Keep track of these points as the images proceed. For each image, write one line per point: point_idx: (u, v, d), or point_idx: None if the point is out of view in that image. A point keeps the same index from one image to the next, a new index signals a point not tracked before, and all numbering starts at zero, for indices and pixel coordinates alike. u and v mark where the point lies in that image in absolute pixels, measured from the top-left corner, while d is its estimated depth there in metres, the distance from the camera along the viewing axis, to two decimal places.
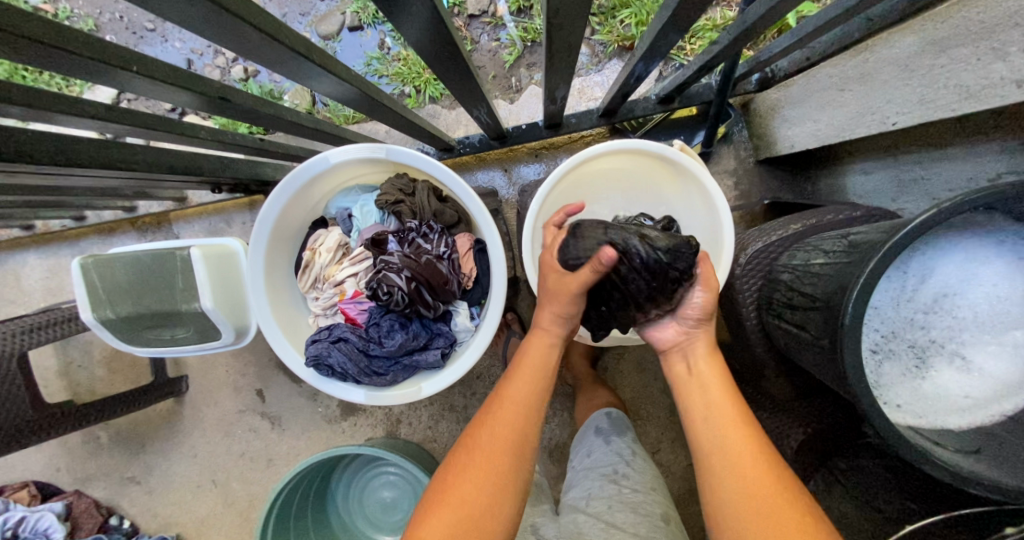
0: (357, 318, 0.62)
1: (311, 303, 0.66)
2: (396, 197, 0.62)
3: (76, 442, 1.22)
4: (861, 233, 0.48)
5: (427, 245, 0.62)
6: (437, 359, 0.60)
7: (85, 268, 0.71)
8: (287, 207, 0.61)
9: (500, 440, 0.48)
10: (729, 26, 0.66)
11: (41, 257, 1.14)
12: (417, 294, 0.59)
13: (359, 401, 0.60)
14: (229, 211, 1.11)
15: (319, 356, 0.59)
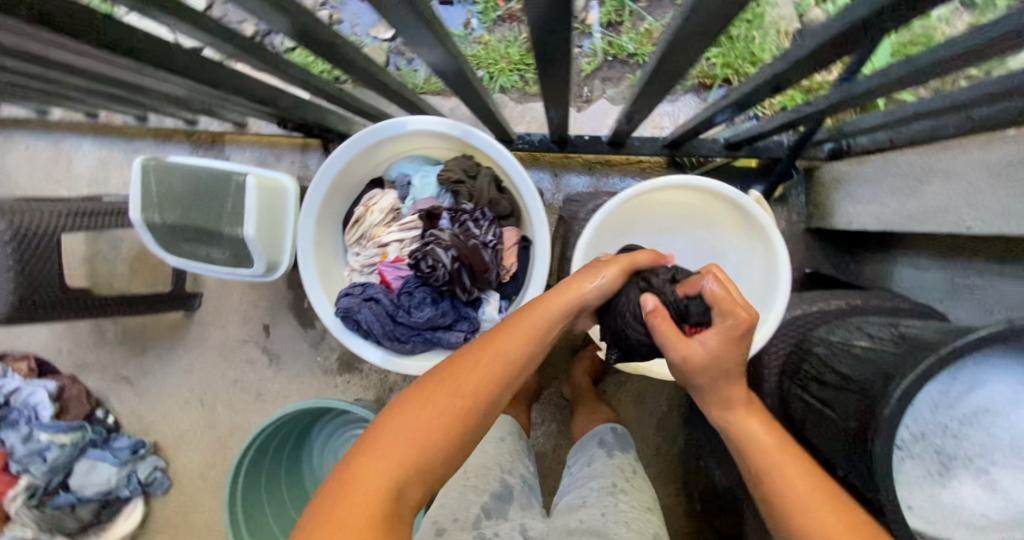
0: (392, 282, 0.63)
1: (350, 257, 0.67)
2: (457, 177, 0.63)
3: (82, 329, 1.25)
4: (914, 328, 0.48)
5: (478, 230, 0.62)
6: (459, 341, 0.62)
7: (145, 170, 0.73)
8: (352, 161, 0.63)
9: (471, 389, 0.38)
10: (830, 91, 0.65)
11: (96, 145, 1.17)
12: (457, 275, 0.59)
13: (374, 361, 0.61)
14: (281, 147, 1.14)
15: (350, 309, 0.60)
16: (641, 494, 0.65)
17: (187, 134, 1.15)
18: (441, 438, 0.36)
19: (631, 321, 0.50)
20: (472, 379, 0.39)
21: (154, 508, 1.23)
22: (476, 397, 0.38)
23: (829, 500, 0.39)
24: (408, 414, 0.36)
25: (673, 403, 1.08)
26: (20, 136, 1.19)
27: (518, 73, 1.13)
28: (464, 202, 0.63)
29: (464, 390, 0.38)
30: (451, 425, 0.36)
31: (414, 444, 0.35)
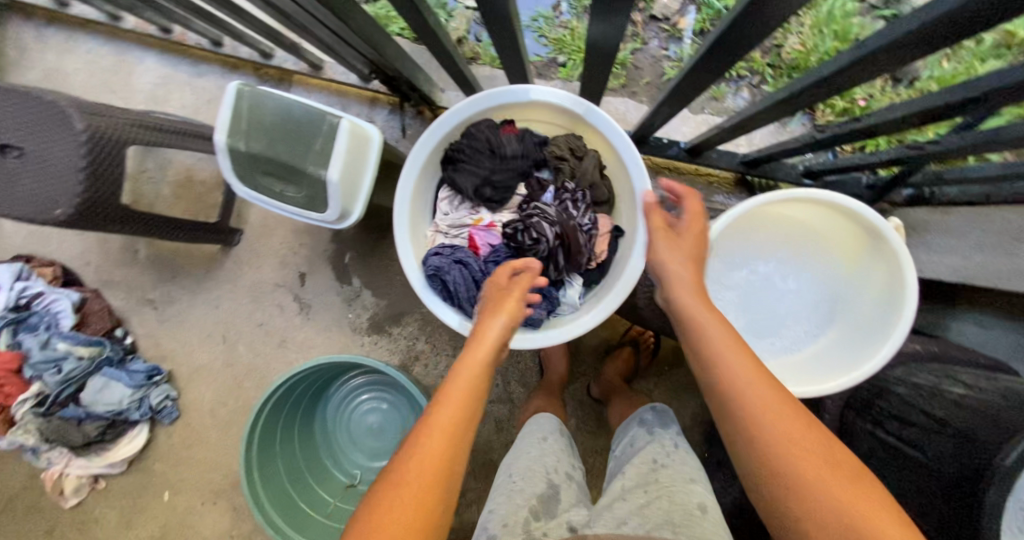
0: (481, 248, 0.62)
1: (438, 217, 0.66)
2: (563, 154, 0.63)
3: (114, 246, 1.22)
4: (1021, 385, 0.49)
5: (579, 213, 0.61)
6: (540, 318, 0.62)
7: (239, 94, 0.71)
8: (465, 121, 0.61)
9: (439, 445, 0.39)
10: (953, 137, 0.65)
11: (160, 63, 1.14)
12: (554, 251, 0.58)
13: (450, 325, 0.60)
14: (350, 97, 1.12)
15: (440, 269, 0.59)
16: (686, 466, 0.61)
17: (256, 68, 1.12)
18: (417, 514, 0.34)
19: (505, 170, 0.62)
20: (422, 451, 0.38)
21: (158, 437, 1.21)
22: (436, 464, 0.37)
23: (859, 486, 0.34)
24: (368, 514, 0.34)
25: (697, 419, 1.09)
26: (83, 39, 1.15)
27: None
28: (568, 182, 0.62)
29: (421, 461, 0.37)
30: (413, 507, 0.34)
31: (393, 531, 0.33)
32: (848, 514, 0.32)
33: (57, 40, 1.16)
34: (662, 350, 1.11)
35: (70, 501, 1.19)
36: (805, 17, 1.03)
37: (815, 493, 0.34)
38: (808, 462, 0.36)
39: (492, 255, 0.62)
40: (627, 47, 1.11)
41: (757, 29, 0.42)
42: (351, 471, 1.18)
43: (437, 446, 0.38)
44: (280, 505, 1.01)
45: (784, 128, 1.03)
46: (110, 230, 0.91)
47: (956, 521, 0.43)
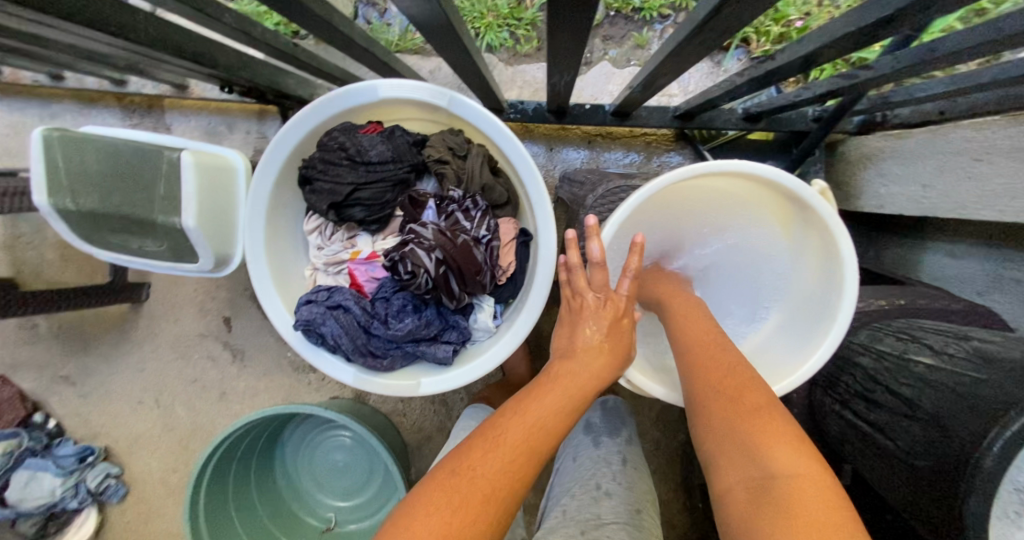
0: (365, 286, 0.52)
1: (312, 252, 0.55)
2: (441, 155, 0.51)
3: (11, 325, 1.09)
4: (992, 346, 0.42)
5: (470, 224, 0.50)
6: (447, 356, 0.51)
7: (47, 143, 0.58)
8: (308, 139, 0.49)
9: (520, 430, 0.36)
10: (894, 55, 0.55)
11: (5, 110, 0.98)
12: (444, 280, 0.47)
13: (345, 381, 0.51)
14: (233, 114, 0.98)
15: (312, 322, 0.48)
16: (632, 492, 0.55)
17: (118, 98, 0.97)
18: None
19: (379, 182, 0.49)
20: (478, 477, 0.33)
21: (110, 517, 1.12)
22: (487, 495, 0.32)
23: (816, 470, 0.30)
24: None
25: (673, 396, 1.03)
26: None
27: (508, 29, 0.99)
28: (451, 189, 0.50)
29: (471, 489, 0.32)
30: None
31: (444, 510, 0.31)
32: (752, 441, 0.33)
33: None
34: None
35: None
36: None
37: (731, 433, 0.35)
38: (731, 405, 0.37)
39: (378, 292, 0.51)
40: (534, 3, 0.97)
41: None
42: (325, 513, 1.10)
43: (518, 431, 0.36)
44: None
45: (719, 68, 0.93)
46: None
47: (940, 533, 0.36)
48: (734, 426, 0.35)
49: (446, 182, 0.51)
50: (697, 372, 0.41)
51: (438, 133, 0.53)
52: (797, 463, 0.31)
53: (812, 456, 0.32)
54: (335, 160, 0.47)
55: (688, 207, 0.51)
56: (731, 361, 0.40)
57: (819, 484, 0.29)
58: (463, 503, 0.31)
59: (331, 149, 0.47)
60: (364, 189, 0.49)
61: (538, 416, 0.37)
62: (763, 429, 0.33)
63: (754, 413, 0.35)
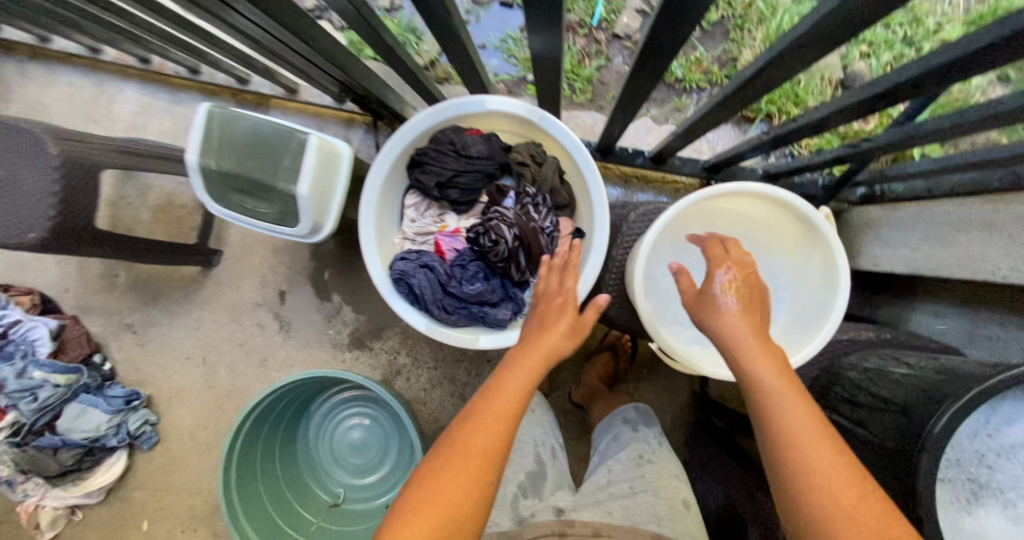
0: (447, 253, 0.65)
1: (405, 224, 0.69)
2: (524, 160, 0.65)
3: (94, 272, 1.22)
4: (954, 362, 0.51)
5: (539, 214, 0.63)
6: (505, 319, 0.63)
7: (209, 116, 0.73)
8: (424, 134, 0.64)
9: (509, 402, 0.42)
10: (891, 131, 0.69)
11: (140, 91, 1.17)
12: (515, 251, 0.60)
13: (418, 328, 0.62)
14: (326, 119, 1.15)
15: (405, 273, 0.62)
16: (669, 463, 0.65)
17: (234, 94, 1.16)
18: (455, 521, 0.36)
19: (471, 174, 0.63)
20: (478, 444, 0.39)
21: (137, 464, 1.19)
22: (484, 461, 0.38)
23: None
24: (408, 505, 0.37)
25: (678, 420, 1.10)
26: (63, 71, 1.18)
27: (566, 81, 1.17)
28: (527, 186, 0.64)
29: (469, 457, 0.38)
30: (453, 505, 0.36)
31: (452, 476, 0.37)
32: None
33: (39, 73, 1.18)
34: (640, 353, 1.12)
35: (45, 535, 1.16)
36: (757, 31, 1.09)
37: None
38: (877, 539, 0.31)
39: (458, 257, 0.64)
40: (592, 63, 1.16)
41: (683, 34, 0.46)
42: (334, 489, 1.17)
43: (509, 403, 0.42)
44: (262, 525, 0.99)
45: (744, 134, 1.08)
46: (86, 254, 0.89)
47: (900, 498, 0.45)
48: None
49: (524, 180, 0.64)
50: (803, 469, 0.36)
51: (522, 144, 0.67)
52: None
53: None
54: (445, 151, 0.62)
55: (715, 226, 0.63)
56: (850, 470, 0.35)
57: None
58: (469, 476, 0.38)
59: (443, 143, 0.62)
60: (459, 177, 0.63)
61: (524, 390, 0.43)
62: None
63: None
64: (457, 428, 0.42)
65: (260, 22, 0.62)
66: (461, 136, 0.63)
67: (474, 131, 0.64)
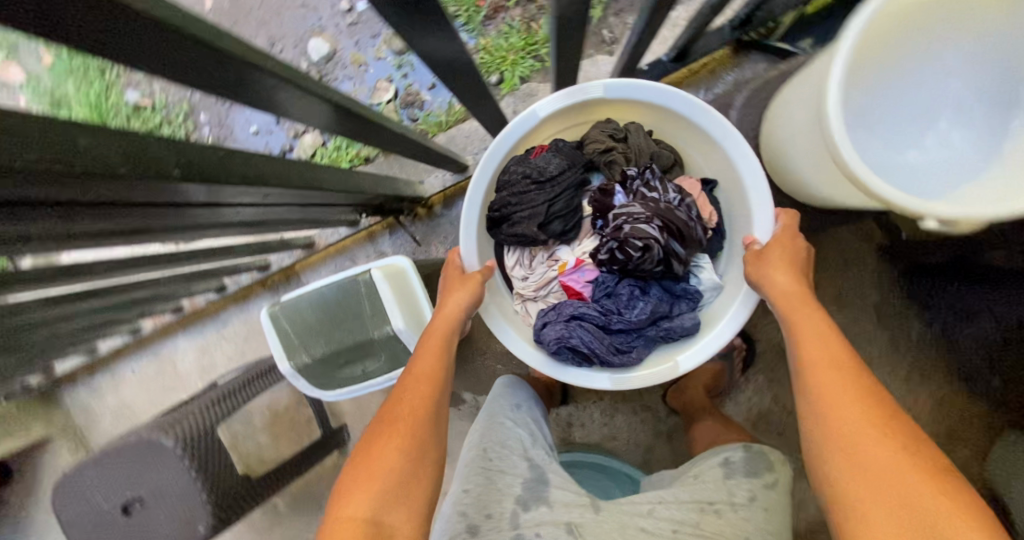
0: (583, 291, 0.73)
1: (518, 285, 0.76)
2: (608, 144, 0.72)
3: (257, 514, 1.20)
4: None
5: (656, 190, 0.70)
6: (690, 324, 0.70)
7: (274, 318, 0.67)
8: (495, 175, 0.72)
9: (424, 364, 0.54)
10: None
11: (191, 338, 1.16)
12: (664, 237, 0.66)
13: (606, 385, 0.69)
14: (351, 248, 1.08)
15: (563, 337, 0.69)
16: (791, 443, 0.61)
17: (263, 284, 1.11)
18: (408, 456, 0.47)
19: (558, 193, 0.70)
20: (410, 402, 0.50)
21: None
22: (416, 410, 0.50)
23: (900, 460, 0.41)
24: (359, 470, 0.46)
25: (883, 287, 0.92)
26: (124, 366, 1.18)
27: (531, 56, 1.05)
28: (627, 168, 0.72)
29: (403, 412, 0.50)
30: (405, 450, 0.47)
31: (395, 431, 0.48)
32: (857, 450, 0.43)
33: (107, 381, 1.19)
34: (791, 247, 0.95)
35: None
36: None
37: (858, 439, 0.43)
38: (849, 426, 0.45)
39: (600, 287, 0.72)
40: (544, 22, 1.04)
41: None
42: None
43: (428, 363, 0.54)
44: None
45: None
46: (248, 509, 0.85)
47: None
48: (844, 429, 0.45)
49: (619, 164, 0.72)
50: (825, 403, 0.47)
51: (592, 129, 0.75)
52: (894, 459, 0.41)
53: (899, 458, 0.41)
54: (528, 186, 0.69)
55: (900, 30, 0.49)
56: (852, 391, 0.46)
57: (928, 487, 0.39)
58: (413, 427, 0.49)
59: (520, 180, 0.69)
60: (548, 203, 0.70)
61: (435, 355, 0.55)
62: (877, 439, 0.43)
63: (857, 435, 0.44)
64: (390, 400, 0.52)
65: (261, 199, 0.55)
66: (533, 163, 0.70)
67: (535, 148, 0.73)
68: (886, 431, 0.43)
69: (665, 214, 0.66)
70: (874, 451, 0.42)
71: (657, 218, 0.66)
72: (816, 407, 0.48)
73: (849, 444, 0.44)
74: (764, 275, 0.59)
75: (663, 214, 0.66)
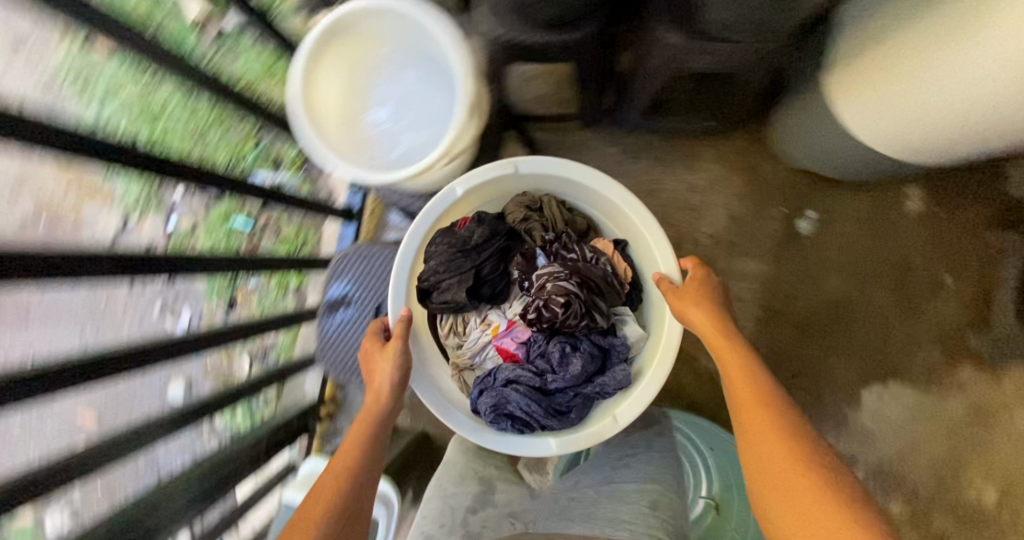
0: (516, 352, 0.83)
1: (455, 353, 0.87)
2: (522, 212, 0.87)
3: None
4: None
5: (573, 251, 0.84)
6: (622, 376, 0.79)
7: None
8: (421, 250, 0.83)
9: (356, 440, 0.64)
10: None
11: None
12: (582, 291, 0.77)
13: (543, 447, 0.78)
14: None
15: (498, 403, 0.78)
16: None
17: None
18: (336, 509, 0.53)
19: (490, 270, 0.84)
20: (345, 467, 0.59)
21: None
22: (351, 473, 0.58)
23: (803, 481, 0.42)
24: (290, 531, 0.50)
25: (616, 142, 1.12)
26: None
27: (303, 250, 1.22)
28: (545, 235, 0.86)
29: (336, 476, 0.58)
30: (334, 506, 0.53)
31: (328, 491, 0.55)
32: (769, 474, 0.45)
33: None
34: None
35: None
36: None
37: (769, 463, 0.46)
38: (761, 455, 0.47)
39: (535, 348, 0.82)
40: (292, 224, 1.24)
41: None
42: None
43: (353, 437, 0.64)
44: None
45: None
46: None
47: None
48: (761, 453, 0.47)
49: (537, 233, 0.86)
50: (748, 434, 0.50)
51: (512, 201, 0.90)
52: (799, 481, 0.42)
53: (802, 477, 0.42)
54: (458, 256, 0.80)
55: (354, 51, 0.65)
56: (760, 419, 0.49)
57: (822, 503, 0.39)
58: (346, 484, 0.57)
59: (459, 255, 0.80)
60: (483, 280, 0.83)
61: (365, 429, 0.66)
62: (780, 459, 0.45)
63: (766, 461, 0.46)
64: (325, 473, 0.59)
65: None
66: (455, 233, 0.82)
67: (463, 218, 0.86)
68: (794, 452, 0.45)
69: (583, 270, 0.80)
70: (779, 474, 0.44)
71: (574, 277, 0.78)
72: (744, 437, 0.51)
73: (761, 465, 0.46)
74: (683, 309, 0.67)
75: (575, 271, 0.79)
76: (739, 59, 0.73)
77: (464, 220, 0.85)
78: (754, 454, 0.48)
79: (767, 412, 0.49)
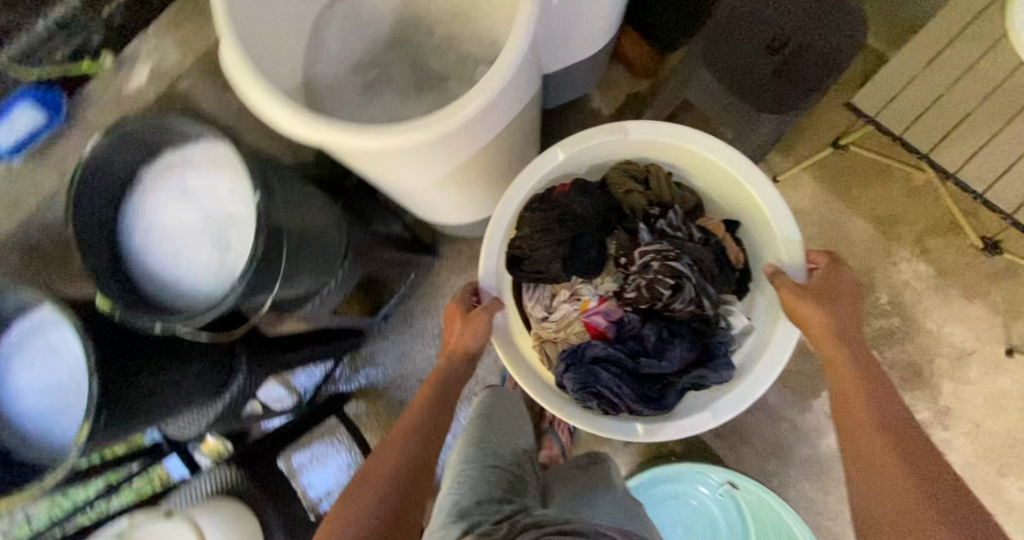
0: (601, 327, 0.84)
1: (540, 321, 0.86)
2: (625, 178, 0.84)
3: None
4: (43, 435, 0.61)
5: (679, 229, 0.83)
6: (727, 375, 0.77)
7: None
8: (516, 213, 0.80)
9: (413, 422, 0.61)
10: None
11: None
12: (692, 274, 0.77)
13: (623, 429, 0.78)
14: None
15: (588, 383, 0.77)
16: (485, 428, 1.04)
17: None
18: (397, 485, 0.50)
19: (588, 249, 0.81)
20: (410, 447, 0.56)
21: None
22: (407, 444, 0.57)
23: (907, 469, 0.41)
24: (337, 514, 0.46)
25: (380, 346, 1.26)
26: None
27: None
28: (652, 210, 0.84)
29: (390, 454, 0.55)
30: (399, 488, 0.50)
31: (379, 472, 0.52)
32: (870, 467, 0.44)
33: None
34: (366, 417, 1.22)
35: None
36: None
37: (873, 458, 0.45)
38: (866, 452, 0.46)
39: (629, 330, 0.82)
40: None
41: None
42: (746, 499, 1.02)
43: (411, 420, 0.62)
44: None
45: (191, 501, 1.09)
46: None
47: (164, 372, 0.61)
48: (867, 448, 0.46)
49: (641, 204, 0.84)
50: (852, 432, 0.50)
51: (619, 168, 0.85)
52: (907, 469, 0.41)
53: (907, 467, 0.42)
54: (556, 220, 0.78)
55: None
56: (865, 422, 0.49)
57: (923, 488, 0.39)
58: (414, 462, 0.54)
59: (555, 230, 0.78)
60: (582, 259, 0.81)
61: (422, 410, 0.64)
62: (883, 452, 0.44)
63: (867, 459, 0.45)
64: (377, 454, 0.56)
65: None
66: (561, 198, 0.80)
67: (562, 185, 0.83)
68: (895, 446, 0.44)
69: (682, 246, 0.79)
70: (879, 467, 0.43)
71: (683, 253, 0.77)
72: (845, 437, 0.50)
73: (863, 464, 0.46)
74: (799, 309, 0.64)
75: (683, 250, 0.78)
76: (348, 274, 0.89)
77: (565, 185, 0.83)
78: (856, 453, 0.47)
79: (869, 413, 0.50)
